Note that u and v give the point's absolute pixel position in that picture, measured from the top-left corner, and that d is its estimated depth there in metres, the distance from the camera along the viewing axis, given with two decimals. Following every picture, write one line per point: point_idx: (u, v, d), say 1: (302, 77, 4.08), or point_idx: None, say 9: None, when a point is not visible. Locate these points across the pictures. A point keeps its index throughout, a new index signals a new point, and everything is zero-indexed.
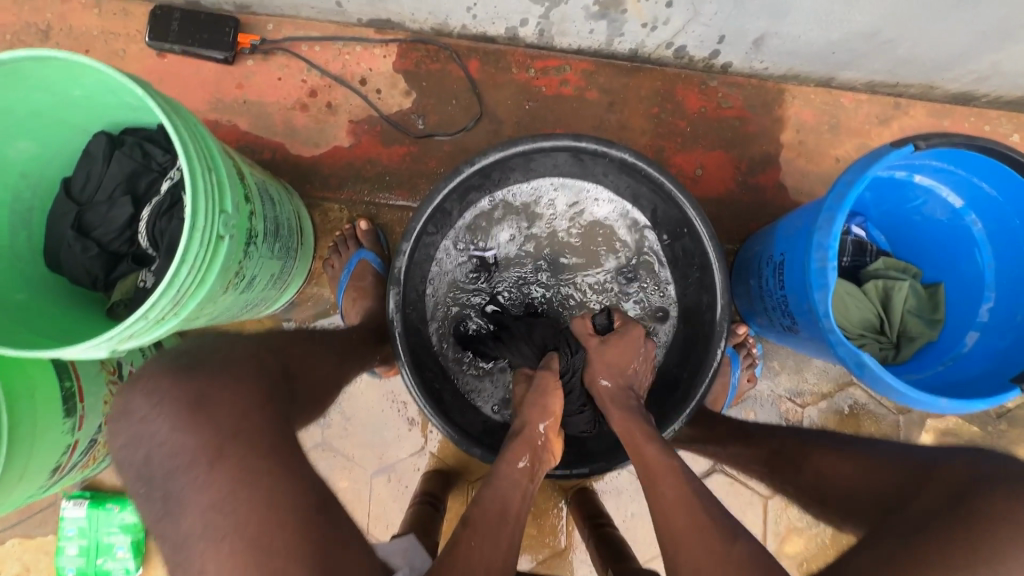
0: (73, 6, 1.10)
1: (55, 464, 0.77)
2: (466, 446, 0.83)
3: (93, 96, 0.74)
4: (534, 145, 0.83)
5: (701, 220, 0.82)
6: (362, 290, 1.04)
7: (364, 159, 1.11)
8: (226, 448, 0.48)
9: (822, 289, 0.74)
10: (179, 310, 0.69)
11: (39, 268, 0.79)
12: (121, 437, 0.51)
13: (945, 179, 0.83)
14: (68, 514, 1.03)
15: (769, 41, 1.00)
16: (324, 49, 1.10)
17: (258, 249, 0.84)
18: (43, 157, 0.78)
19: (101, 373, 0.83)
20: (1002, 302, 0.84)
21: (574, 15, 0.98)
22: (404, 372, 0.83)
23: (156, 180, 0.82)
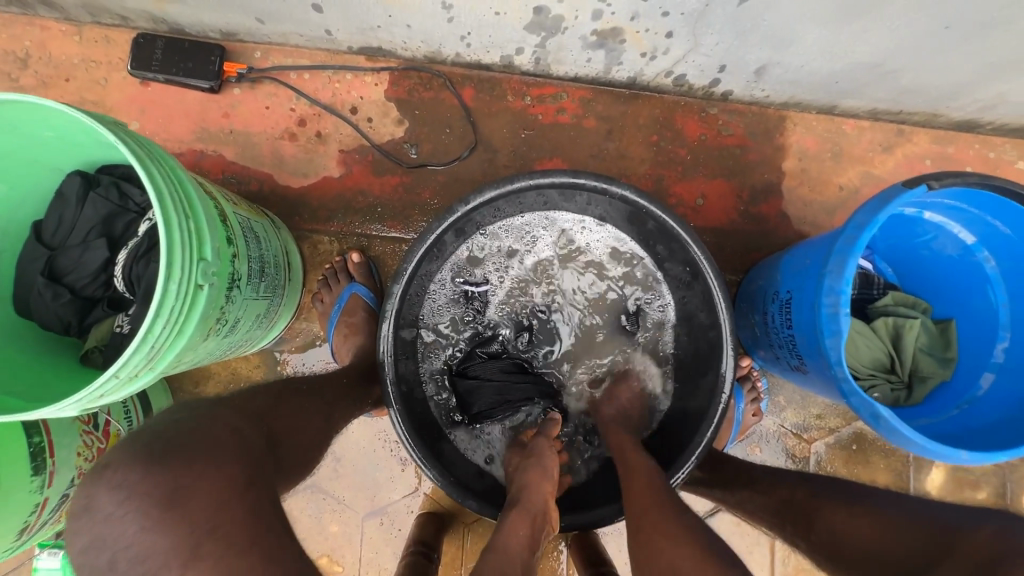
0: (53, 33, 1.07)
1: (22, 525, 0.72)
2: (460, 498, 0.78)
3: (65, 136, 0.69)
4: (531, 183, 0.80)
5: (705, 262, 0.79)
6: (353, 327, 1.00)
7: (354, 190, 1.08)
8: (204, 542, 0.44)
9: (834, 335, 0.70)
10: (155, 364, 0.64)
11: (7, 313, 0.74)
12: (81, 539, 0.44)
13: (957, 216, 0.80)
14: (41, 565, 0.99)
15: (771, 70, 0.97)
16: (313, 77, 1.07)
17: (241, 291, 0.80)
18: (12, 200, 0.73)
19: (73, 424, 0.78)
20: (1017, 342, 0.80)
21: (571, 45, 0.95)
22: (394, 420, 0.79)
23: (134, 220, 0.77)
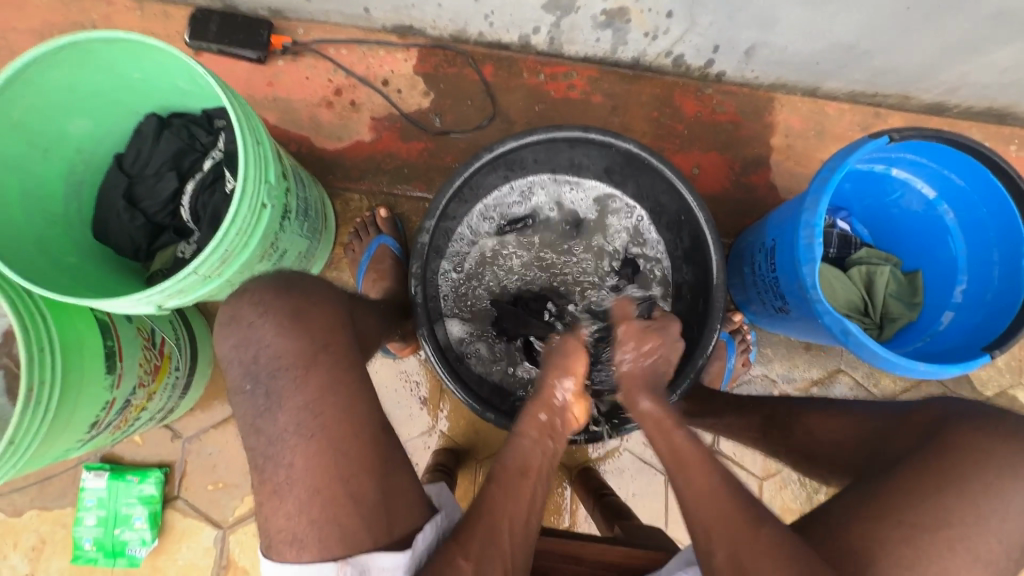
0: (117, 7, 1.19)
1: (94, 419, 0.81)
2: (478, 410, 0.88)
3: (149, 79, 0.81)
4: (548, 136, 0.91)
5: (700, 208, 0.90)
6: (382, 273, 1.11)
7: (384, 153, 1.19)
8: (313, 365, 0.61)
9: (809, 262, 0.82)
10: (223, 270, 0.75)
11: (86, 236, 0.85)
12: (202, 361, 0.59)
13: (919, 172, 0.92)
14: (89, 484, 1.08)
15: (759, 51, 1.09)
16: (350, 52, 1.19)
17: (291, 225, 0.90)
18: (97, 135, 0.85)
19: (137, 338, 0.88)
20: (973, 283, 0.92)
21: (582, 24, 1.08)
22: (423, 340, 0.89)
23: (199, 159, 0.89)
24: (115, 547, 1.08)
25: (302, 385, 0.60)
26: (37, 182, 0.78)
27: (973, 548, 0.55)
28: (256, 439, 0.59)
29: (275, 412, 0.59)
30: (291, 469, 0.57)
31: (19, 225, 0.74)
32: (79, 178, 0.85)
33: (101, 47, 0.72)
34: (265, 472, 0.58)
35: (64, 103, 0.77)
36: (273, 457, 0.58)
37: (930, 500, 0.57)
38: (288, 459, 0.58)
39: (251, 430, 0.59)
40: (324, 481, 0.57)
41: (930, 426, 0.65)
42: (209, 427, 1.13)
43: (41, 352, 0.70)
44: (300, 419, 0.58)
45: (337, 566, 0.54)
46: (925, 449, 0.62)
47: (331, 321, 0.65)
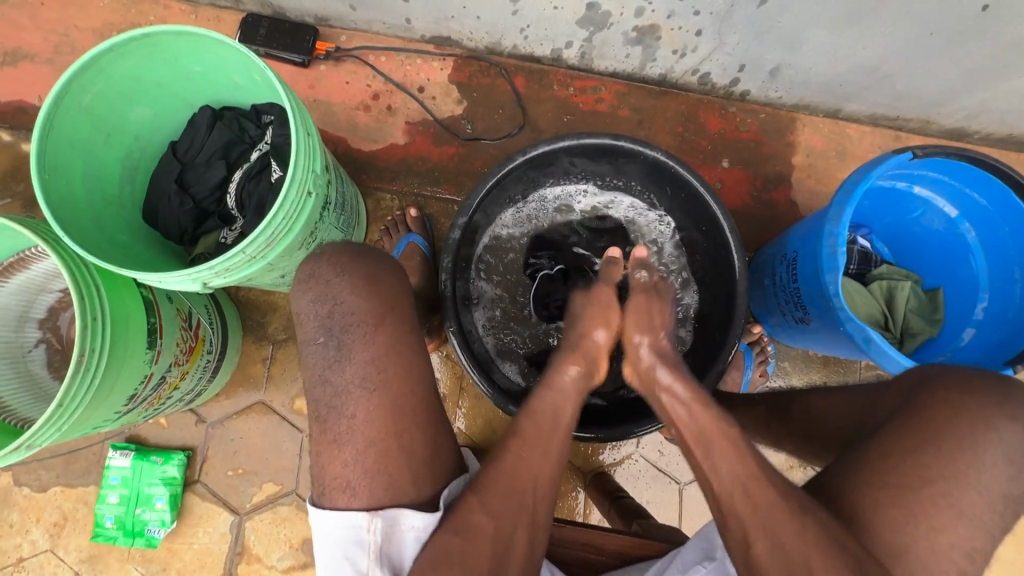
0: (173, 11, 1.26)
1: (132, 392, 0.84)
2: (501, 404, 0.90)
3: (208, 72, 0.86)
4: (578, 142, 0.94)
5: (724, 216, 0.92)
6: (409, 269, 1.14)
7: (416, 156, 1.24)
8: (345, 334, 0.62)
9: (832, 271, 0.83)
10: (267, 253, 0.79)
11: (137, 217, 0.90)
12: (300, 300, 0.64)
13: (941, 190, 0.94)
14: (114, 463, 1.10)
15: (784, 71, 1.13)
16: (389, 59, 1.25)
17: (329, 216, 0.94)
18: (154, 123, 0.90)
19: (176, 318, 0.92)
20: (995, 300, 0.93)
21: (614, 40, 1.13)
22: (452, 334, 0.91)
23: (247, 150, 0.93)
24: (135, 527, 1.10)
25: (371, 340, 0.62)
26: (99, 163, 0.83)
27: (955, 504, 0.57)
28: (322, 389, 0.61)
29: (344, 364, 0.61)
30: (353, 420, 0.60)
31: (80, 202, 0.79)
32: (135, 162, 0.90)
33: (168, 39, 0.77)
34: (327, 421, 0.61)
35: (129, 91, 0.82)
36: (336, 408, 0.61)
37: (911, 463, 0.58)
38: (350, 411, 0.60)
39: (318, 381, 0.62)
40: (381, 433, 0.60)
41: (906, 394, 0.66)
42: (233, 414, 1.16)
43: (94, 322, 0.74)
44: (366, 372, 0.61)
45: (368, 515, 0.58)
46: (901, 415, 0.63)
47: (396, 288, 0.67)
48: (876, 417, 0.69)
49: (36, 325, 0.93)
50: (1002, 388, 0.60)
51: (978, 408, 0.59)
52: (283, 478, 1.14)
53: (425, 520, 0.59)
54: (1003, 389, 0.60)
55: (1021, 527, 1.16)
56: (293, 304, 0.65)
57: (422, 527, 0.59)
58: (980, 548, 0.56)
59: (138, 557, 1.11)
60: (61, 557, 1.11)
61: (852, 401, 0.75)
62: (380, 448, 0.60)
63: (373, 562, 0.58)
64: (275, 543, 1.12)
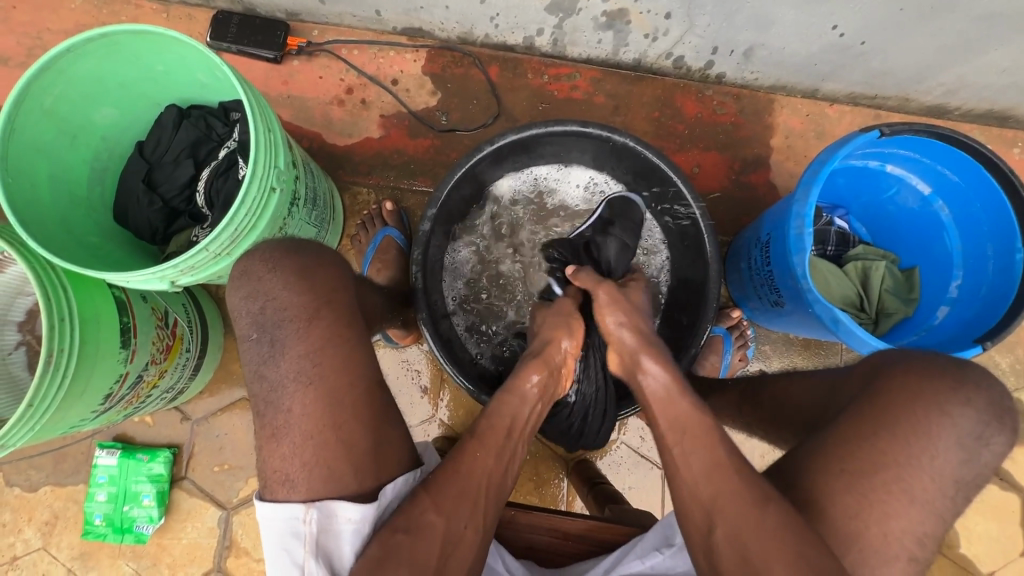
0: (145, 11, 1.26)
1: (108, 391, 0.85)
2: (475, 394, 0.90)
3: (171, 71, 0.86)
4: (546, 129, 0.94)
5: (694, 199, 0.91)
6: (385, 263, 1.15)
7: (392, 149, 1.24)
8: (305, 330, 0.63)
9: (799, 252, 0.83)
10: (233, 250, 0.79)
11: (108, 219, 0.91)
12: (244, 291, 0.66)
13: (914, 168, 0.93)
14: (101, 462, 1.12)
15: (757, 53, 1.12)
16: (362, 53, 1.24)
17: (299, 211, 0.94)
18: (121, 125, 0.90)
19: (151, 317, 0.93)
20: (969, 278, 0.92)
21: (584, 26, 1.12)
22: (424, 326, 0.92)
23: (215, 147, 0.93)
24: (124, 523, 1.12)
25: (305, 334, 0.64)
26: (66, 166, 0.83)
27: (908, 489, 0.58)
28: (259, 384, 0.63)
29: (278, 359, 0.63)
30: (291, 414, 0.61)
31: (46, 205, 0.80)
32: (104, 164, 0.90)
33: (127, 40, 0.77)
34: (266, 417, 0.62)
35: (91, 92, 0.82)
36: (273, 402, 0.62)
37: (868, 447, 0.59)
38: (288, 405, 0.61)
39: (255, 377, 0.64)
40: (318, 426, 0.61)
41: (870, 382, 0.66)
42: (216, 410, 1.17)
43: (61, 323, 0.75)
44: (301, 366, 0.62)
45: (304, 506, 0.58)
46: (861, 400, 0.64)
47: (330, 283, 0.68)
48: (839, 402, 0.69)
49: (14, 328, 0.93)
50: (958, 372, 0.62)
51: (934, 393, 0.60)
52: None
53: (363, 511, 0.59)
54: (957, 372, 0.62)
55: (1006, 503, 1.16)
56: (230, 299, 0.67)
57: (363, 519, 0.59)
58: (931, 533, 0.58)
59: (129, 553, 1.13)
60: (54, 555, 1.13)
61: (819, 386, 0.75)
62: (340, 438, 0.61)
63: (310, 554, 0.58)
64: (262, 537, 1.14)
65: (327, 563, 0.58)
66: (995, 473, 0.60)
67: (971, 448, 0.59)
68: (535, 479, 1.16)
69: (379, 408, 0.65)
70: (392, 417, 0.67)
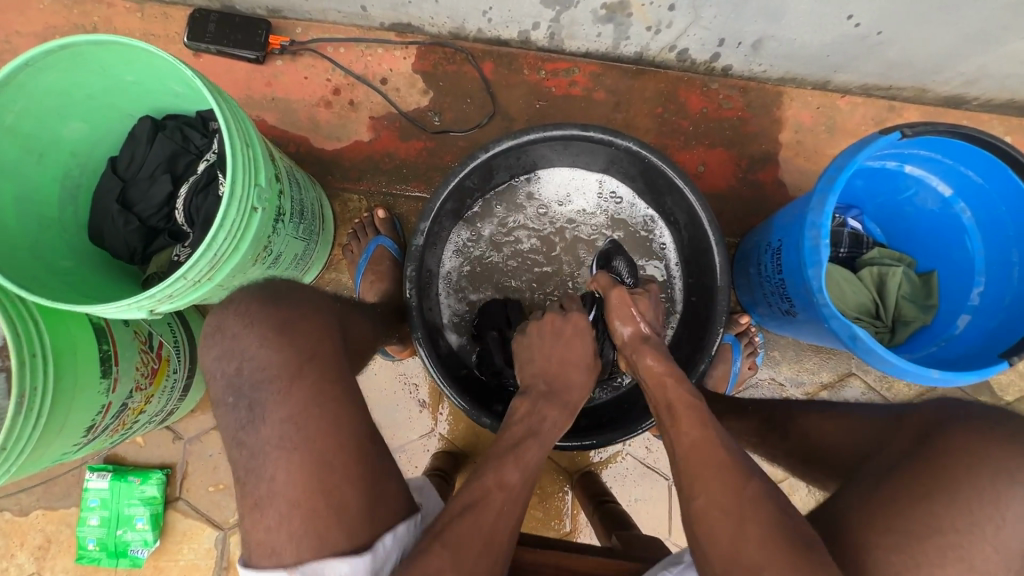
0: (118, 10, 1.19)
1: (90, 423, 0.82)
2: (475, 416, 0.86)
3: (142, 81, 0.80)
4: (545, 134, 0.88)
5: (702, 206, 0.86)
6: (380, 274, 1.10)
7: (383, 153, 1.18)
8: None
9: (815, 266, 0.78)
10: (213, 275, 0.74)
11: (83, 240, 0.85)
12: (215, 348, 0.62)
13: (934, 169, 0.88)
14: (92, 485, 1.09)
15: (766, 44, 1.06)
16: (348, 51, 1.18)
17: (285, 227, 0.89)
18: (91, 139, 0.84)
19: (133, 341, 0.88)
20: (992, 285, 0.87)
21: (583, 19, 1.05)
22: (419, 344, 0.88)
23: (193, 161, 0.88)
24: (119, 547, 1.09)
25: (285, 398, 0.60)
26: (33, 186, 0.78)
27: (972, 562, 0.52)
28: (239, 451, 0.60)
29: (258, 426, 0.59)
30: (273, 484, 0.57)
31: (13, 231, 0.74)
32: (76, 182, 0.85)
33: (92, 51, 0.72)
34: (246, 486, 0.58)
35: (56, 107, 0.76)
36: (255, 472, 0.58)
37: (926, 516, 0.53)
38: (270, 473, 0.57)
39: (234, 444, 0.60)
40: (304, 494, 0.57)
41: (929, 433, 0.61)
42: (210, 429, 1.14)
43: (34, 359, 0.70)
44: (283, 433, 0.59)
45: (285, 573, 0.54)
46: (918, 459, 0.58)
47: (309, 340, 0.63)
48: (888, 454, 0.64)
49: None
50: None
51: (1001, 456, 0.55)
52: None
53: (351, 565, 0.54)
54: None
55: None
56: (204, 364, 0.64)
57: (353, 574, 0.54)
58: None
59: None
60: None
61: None
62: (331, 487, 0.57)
63: None
64: None
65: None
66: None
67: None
68: (538, 493, 1.13)
69: (373, 463, 0.61)
70: (389, 467, 0.63)
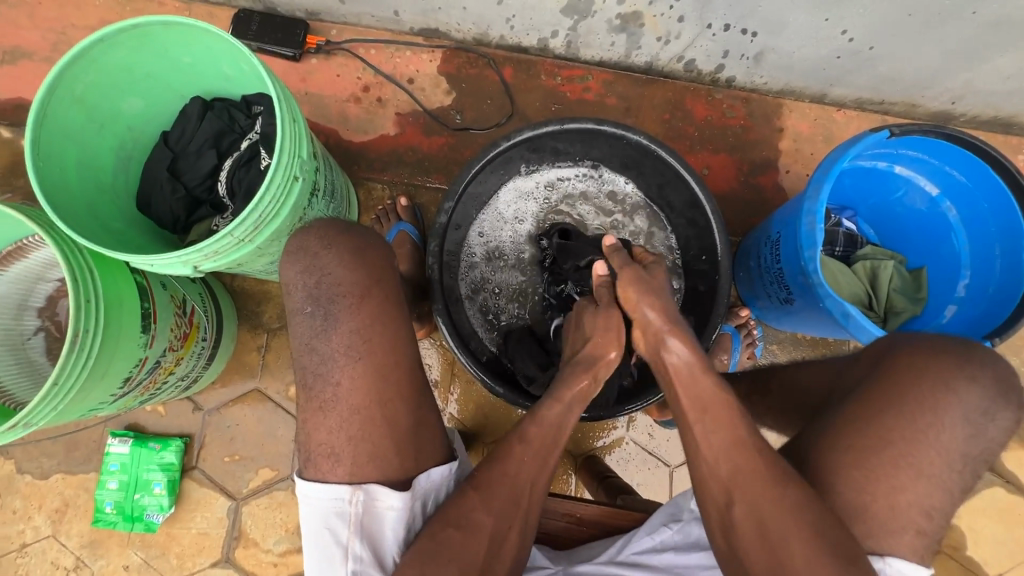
0: (167, 8, 1.28)
1: (127, 375, 0.87)
2: (491, 385, 0.91)
3: (198, 63, 0.89)
4: (562, 127, 0.95)
5: (706, 197, 0.93)
6: (399, 257, 1.16)
7: (406, 146, 1.26)
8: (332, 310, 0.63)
9: (811, 247, 0.84)
10: (255, 236, 0.81)
11: (130, 206, 0.92)
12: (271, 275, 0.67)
13: (921, 169, 0.95)
14: (113, 450, 1.12)
15: (767, 56, 1.14)
16: (379, 52, 1.27)
17: (318, 202, 0.96)
18: (147, 115, 0.92)
19: (170, 304, 0.94)
20: (976, 277, 0.94)
21: (598, 28, 1.15)
22: (439, 318, 0.93)
23: (237, 140, 0.94)
24: (135, 511, 1.12)
25: (356, 310, 0.64)
26: (92, 152, 0.85)
27: (915, 463, 0.59)
28: (309, 357, 0.63)
29: (330, 333, 0.63)
30: (339, 387, 0.62)
31: (72, 191, 0.81)
32: (128, 153, 0.92)
33: (158, 31, 0.80)
34: (313, 389, 0.63)
35: (119, 83, 0.84)
36: (322, 375, 0.63)
37: (875, 423, 0.61)
38: (336, 378, 0.62)
39: (305, 349, 0.63)
40: (366, 399, 0.62)
41: (877, 356, 0.68)
42: (229, 401, 1.18)
43: (87, 303, 0.76)
44: (350, 342, 0.63)
45: (350, 488, 0.61)
46: (872, 379, 0.65)
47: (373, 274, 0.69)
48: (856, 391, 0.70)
49: (36, 314, 0.95)
50: (976, 362, 0.62)
51: (940, 371, 0.61)
52: (279, 463, 1.16)
53: (402, 499, 0.62)
54: (970, 356, 0.62)
55: (1012, 505, 1.16)
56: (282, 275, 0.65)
57: (399, 506, 0.62)
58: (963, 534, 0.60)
59: (138, 542, 1.13)
60: (63, 543, 1.13)
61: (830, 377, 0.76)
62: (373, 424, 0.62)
63: (353, 533, 0.61)
64: (271, 527, 1.14)
65: (371, 546, 0.62)
66: (989, 439, 0.60)
67: (977, 423, 0.60)
68: None
69: None
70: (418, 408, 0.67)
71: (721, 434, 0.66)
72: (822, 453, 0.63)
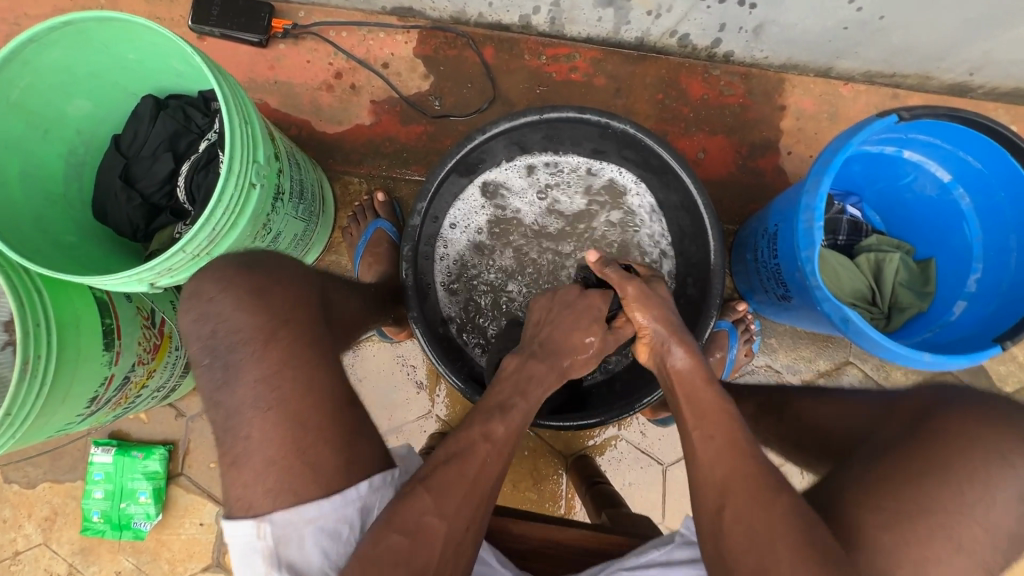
0: None
1: (93, 394, 0.84)
2: (471, 395, 0.87)
3: (144, 60, 0.82)
4: (541, 116, 0.89)
5: (698, 189, 0.87)
6: (378, 256, 1.11)
7: (383, 137, 1.19)
8: None
9: (808, 247, 0.78)
10: (212, 250, 0.76)
11: (86, 216, 0.87)
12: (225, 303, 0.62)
13: (933, 154, 0.87)
14: (96, 459, 1.11)
15: (768, 29, 1.05)
16: (351, 35, 1.19)
17: (284, 205, 0.90)
18: (96, 116, 0.86)
19: (136, 317, 0.90)
20: (989, 271, 0.87)
21: (583, 3, 1.06)
22: (415, 325, 0.88)
23: (195, 140, 0.89)
24: (122, 520, 1.11)
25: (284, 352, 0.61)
26: (38, 162, 0.79)
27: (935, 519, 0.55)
28: (215, 412, 0.60)
29: (233, 386, 0.60)
30: (302, 420, 0.59)
31: (18, 206, 0.76)
32: (81, 159, 0.87)
33: (94, 28, 0.73)
34: (276, 422, 0.59)
35: (60, 84, 0.78)
36: (232, 431, 0.59)
37: (887, 481, 0.56)
38: (246, 432, 0.59)
39: (268, 380, 0.59)
40: (281, 452, 0.58)
41: (920, 412, 0.61)
42: None
43: (36, 328, 0.72)
44: (257, 392, 0.59)
45: (254, 522, 0.56)
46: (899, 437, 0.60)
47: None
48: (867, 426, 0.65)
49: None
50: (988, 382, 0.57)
51: None
52: None
53: (315, 515, 0.57)
54: (1016, 420, 0.56)
55: None
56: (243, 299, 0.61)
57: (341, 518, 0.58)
58: None
59: (128, 548, 1.13)
60: (55, 550, 1.13)
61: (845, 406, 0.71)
62: (336, 459, 0.58)
63: (271, 566, 0.56)
64: None
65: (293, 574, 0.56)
66: None
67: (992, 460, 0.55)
68: (533, 475, 1.14)
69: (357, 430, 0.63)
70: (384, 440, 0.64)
71: (708, 460, 0.62)
72: (829, 500, 0.59)
